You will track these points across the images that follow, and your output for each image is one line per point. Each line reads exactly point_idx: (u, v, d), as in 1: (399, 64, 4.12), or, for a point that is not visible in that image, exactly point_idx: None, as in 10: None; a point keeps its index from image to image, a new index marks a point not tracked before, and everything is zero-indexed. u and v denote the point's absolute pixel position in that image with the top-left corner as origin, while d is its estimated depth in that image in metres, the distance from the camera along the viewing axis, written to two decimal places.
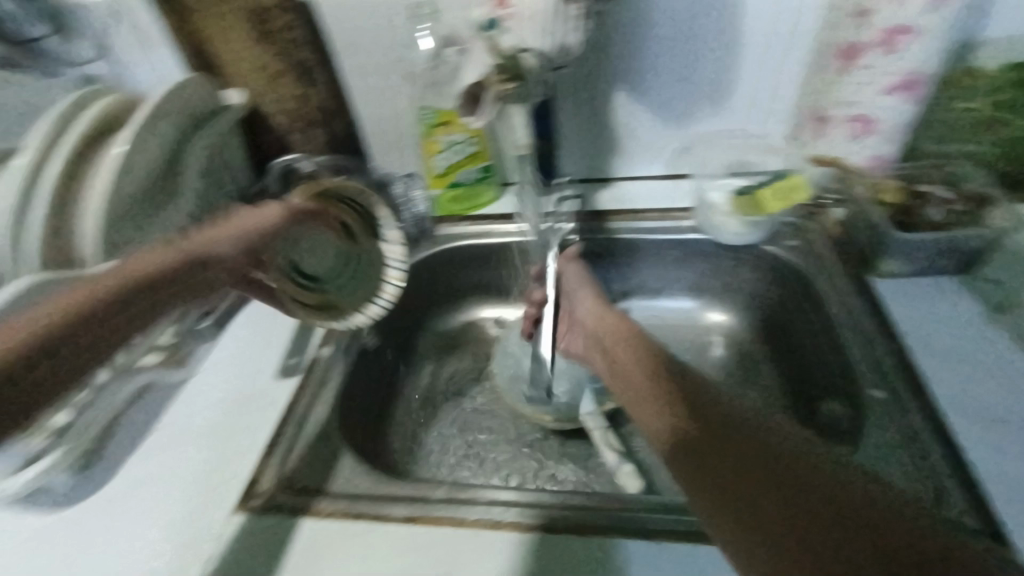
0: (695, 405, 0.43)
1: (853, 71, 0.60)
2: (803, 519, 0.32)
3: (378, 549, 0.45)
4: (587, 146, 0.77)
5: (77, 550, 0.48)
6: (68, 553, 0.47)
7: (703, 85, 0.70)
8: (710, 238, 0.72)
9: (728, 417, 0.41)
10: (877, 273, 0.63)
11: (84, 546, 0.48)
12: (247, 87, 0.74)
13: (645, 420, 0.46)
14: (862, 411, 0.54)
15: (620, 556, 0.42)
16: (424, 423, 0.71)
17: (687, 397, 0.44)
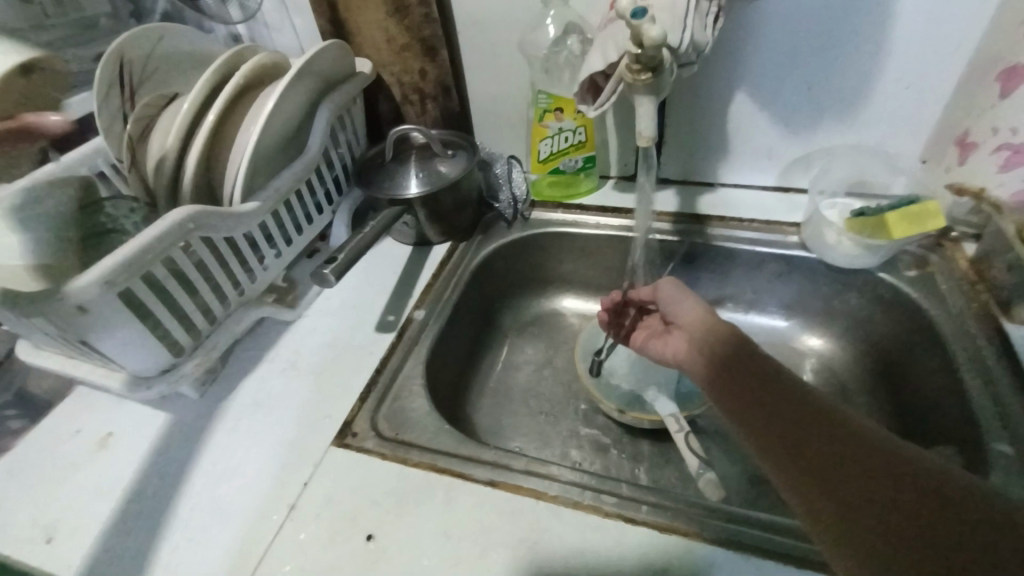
0: (806, 428, 0.40)
1: (1012, 98, 0.54)
2: None
3: (460, 505, 0.49)
4: (696, 146, 0.75)
5: (212, 454, 0.56)
6: (205, 455, 0.56)
7: (837, 93, 0.65)
8: (818, 257, 0.68)
9: (847, 445, 0.38)
10: (1012, 320, 0.56)
11: (216, 453, 0.56)
12: (374, 57, 0.78)
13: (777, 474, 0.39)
14: (976, 466, 0.49)
15: (699, 558, 0.43)
16: (498, 395, 0.74)
17: (828, 446, 0.38)
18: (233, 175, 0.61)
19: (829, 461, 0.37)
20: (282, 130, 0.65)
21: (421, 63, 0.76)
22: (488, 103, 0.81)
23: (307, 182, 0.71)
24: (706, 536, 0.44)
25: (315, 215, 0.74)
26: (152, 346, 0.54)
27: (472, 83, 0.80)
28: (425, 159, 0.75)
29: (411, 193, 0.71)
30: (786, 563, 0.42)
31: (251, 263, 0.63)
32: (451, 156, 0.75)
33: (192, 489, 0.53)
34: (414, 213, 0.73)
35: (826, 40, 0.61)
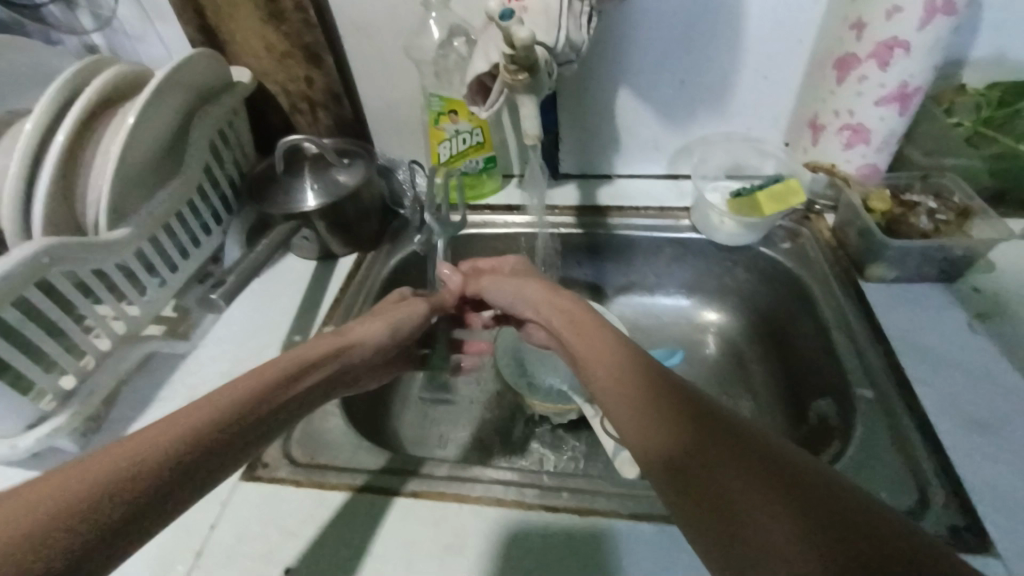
0: (649, 385, 0.40)
1: (849, 82, 0.61)
2: (763, 496, 0.30)
3: (383, 523, 0.48)
4: (589, 141, 0.78)
5: None
6: None
7: (706, 87, 0.70)
8: (706, 238, 0.74)
9: (714, 424, 0.35)
10: (866, 278, 0.64)
11: None
12: (255, 66, 0.74)
13: (622, 422, 0.39)
14: (850, 411, 0.55)
15: (617, 535, 0.45)
16: (420, 405, 0.73)
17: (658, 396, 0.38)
18: (98, 200, 0.55)
19: (748, 493, 0.30)
20: (154, 147, 0.60)
21: (306, 70, 0.74)
22: (382, 109, 0.80)
23: (191, 201, 0.66)
24: (622, 512, 0.47)
25: (202, 238, 0.68)
26: (11, 403, 0.49)
27: (362, 88, 0.78)
28: (319, 170, 0.72)
29: (309, 207, 0.68)
30: None
31: (129, 295, 0.58)
32: (347, 164, 0.73)
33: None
34: (312, 227, 0.70)
35: (692, 36, 0.66)
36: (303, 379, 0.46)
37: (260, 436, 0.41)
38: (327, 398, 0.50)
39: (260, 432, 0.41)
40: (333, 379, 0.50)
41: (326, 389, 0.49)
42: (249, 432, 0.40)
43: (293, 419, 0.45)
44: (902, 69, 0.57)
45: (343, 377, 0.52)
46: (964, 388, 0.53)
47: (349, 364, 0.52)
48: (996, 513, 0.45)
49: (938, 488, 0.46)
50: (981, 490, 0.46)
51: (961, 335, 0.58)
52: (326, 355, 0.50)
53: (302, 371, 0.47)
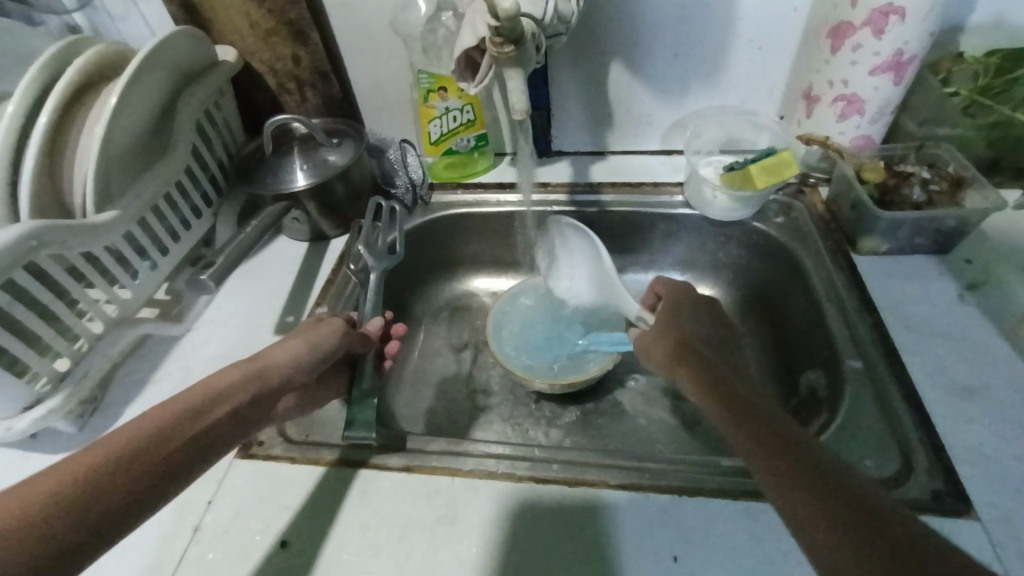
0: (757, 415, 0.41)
1: (844, 52, 0.60)
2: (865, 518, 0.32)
3: (376, 496, 0.49)
4: (581, 117, 0.77)
5: None
6: None
7: (698, 59, 0.69)
8: (700, 213, 0.73)
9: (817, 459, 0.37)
10: (859, 251, 0.64)
11: None
12: (240, 45, 0.73)
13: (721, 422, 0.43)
14: (839, 382, 0.56)
15: (605, 505, 0.46)
16: (415, 383, 0.74)
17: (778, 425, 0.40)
18: (83, 182, 0.55)
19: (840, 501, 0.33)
20: (138, 128, 0.59)
21: (293, 48, 0.73)
22: (371, 87, 0.79)
23: (179, 184, 0.66)
24: (612, 483, 0.47)
25: (192, 220, 0.68)
26: (7, 386, 0.50)
27: (350, 67, 0.77)
28: (309, 150, 0.71)
29: (298, 186, 0.67)
30: (681, 495, 0.46)
31: (120, 279, 0.58)
32: (337, 144, 0.72)
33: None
34: (302, 207, 0.70)
35: (685, 7, 0.64)
36: (199, 424, 0.42)
37: (149, 498, 0.37)
38: (247, 436, 0.46)
39: (151, 492, 0.38)
40: (243, 414, 0.45)
41: (239, 426, 0.45)
42: (130, 495, 0.36)
43: (199, 468, 0.41)
44: (897, 36, 0.56)
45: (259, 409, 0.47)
46: (954, 357, 0.54)
47: (263, 392, 0.47)
48: (979, 478, 0.45)
49: (924, 455, 0.47)
50: (966, 455, 0.47)
51: (952, 306, 0.58)
52: (233, 385, 0.46)
53: (198, 415, 0.42)
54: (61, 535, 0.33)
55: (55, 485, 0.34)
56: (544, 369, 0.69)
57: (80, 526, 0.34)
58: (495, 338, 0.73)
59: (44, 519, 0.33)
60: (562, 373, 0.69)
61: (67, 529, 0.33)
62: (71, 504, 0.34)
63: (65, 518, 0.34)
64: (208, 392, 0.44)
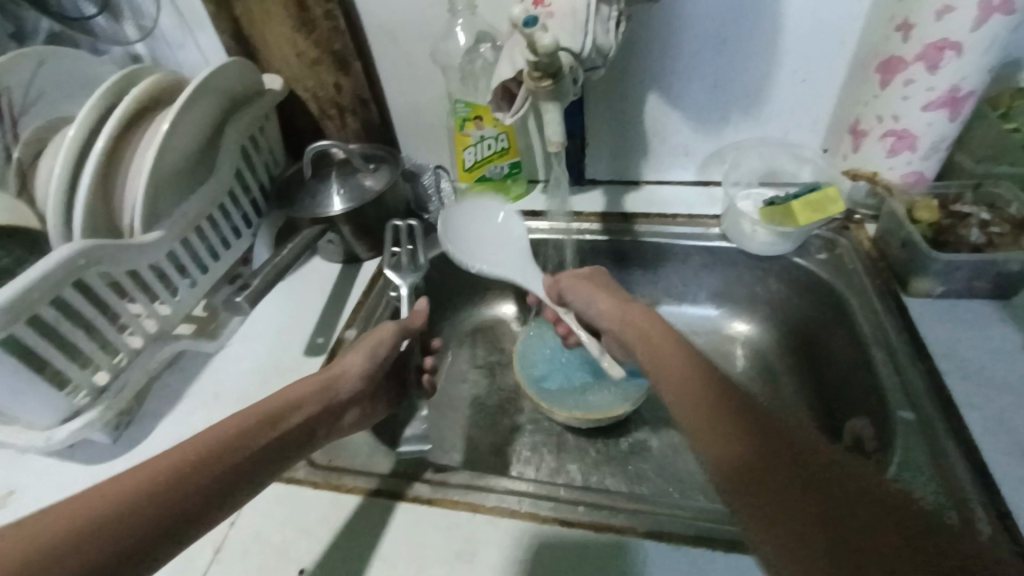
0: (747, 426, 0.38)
1: (893, 86, 0.58)
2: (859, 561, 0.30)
3: (395, 527, 0.48)
4: (616, 146, 0.76)
5: None
6: None
7: (738, 92, 0.68)
8: (737, 246, 0.71)
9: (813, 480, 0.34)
10: (909, 292, 0.60)
11: None
12: (286, 72, 0.76)
13: (696, 433, 0.39)
14: (887, 434, 0.52)
15: (632, 555, 0.44)
16: (440, 408, 0.73)
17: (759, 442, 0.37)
18: (132, 202, 0.57)
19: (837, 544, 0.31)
20: (187, 151, 0.62)
21: (335, 77, 0.75)
22: (408, 114, 0.80)
23: (222, 204, 0.68)
24: (640, 530, 0.45)
25: (232, 240, 0.70)
26: (49, 398, 0.51)
27: (390, 94, 0.79)
28: (346, 174, 0.72)
29: (335, 211, 0.69)
30: (714, 549, 0.43)
31: (161, 296, 0.60)
32: (373, 169, 0.73)
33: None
34: (337, 230, 0.71)
35: (725, 39, 0.63)
36: (264, 435, 0.43)
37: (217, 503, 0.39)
38: (307, 447, 0.47)
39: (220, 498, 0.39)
40: (298, 433, 0.46)
41: (294, 445, 0.46)
42: (202, 498, 0.38)
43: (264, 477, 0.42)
44: (952, 71, 0.54)
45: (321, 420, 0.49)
46: (1018, 413, 0.49)
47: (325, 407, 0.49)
48: None
49: (986, 520, 0.43)
50: None
51: (1016, 356, 0.54)
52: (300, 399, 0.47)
53: (262, 428, 0.43)
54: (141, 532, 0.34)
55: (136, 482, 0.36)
56: (569, 392, 0.69)
57: (157, 526, 0.35)
58: (521, 364, 0.72)
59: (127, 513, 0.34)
60: (588, 393, 0.69)
61: (147, 524, 0.35)
62: (150, 502, 0.35)
63: (146, 515, 0.35)
64: (275, 402, 0.45)
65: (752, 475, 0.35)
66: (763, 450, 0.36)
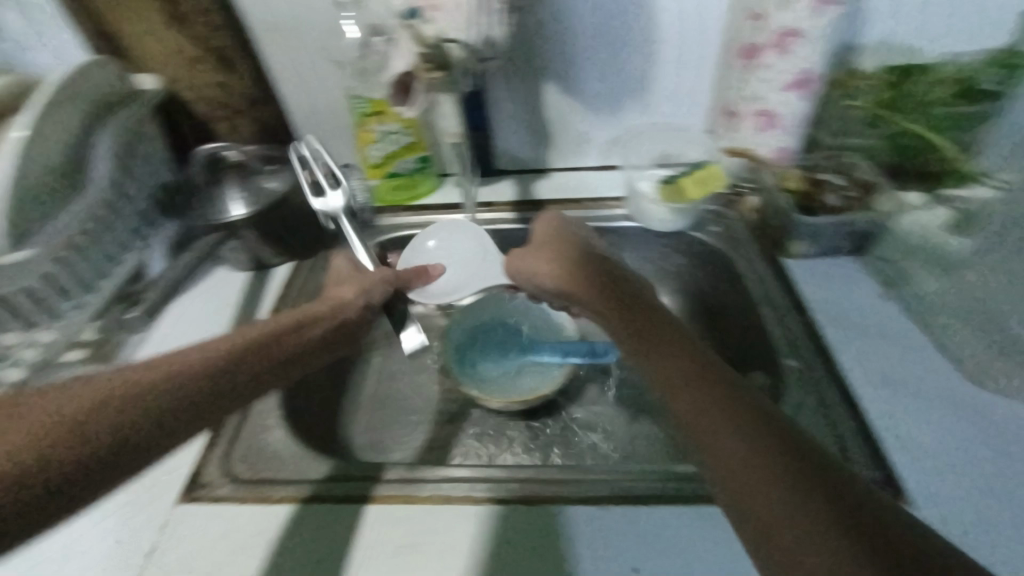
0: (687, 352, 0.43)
1: (755, 70, 0.64)
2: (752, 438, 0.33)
3: (330, 529, 0.47)
4: (521, 137, 0.79)
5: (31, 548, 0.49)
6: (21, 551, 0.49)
7: (626, 81, 0.72)
8: (641, 225, 0.76)
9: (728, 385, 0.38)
10: (788, 255, 0.68)
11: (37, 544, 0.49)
12: (165, 73, 0.71)
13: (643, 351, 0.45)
14: (779, 381, 0.58)
15: (563, 521, 0.46)
16: (370, 410, 0.72)
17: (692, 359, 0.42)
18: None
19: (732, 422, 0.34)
20: (53, 161, 0.56)
21: (219, 75, 0.71)
22: (307, 113, 0.77)
23: (103, 218, 0.62)
24: (570, 496, 0.48)
25: (121, 256, 0.66)
26: None
27: (284, 93, 0.76)
28: (244, 178, 0.70)
29: (234, 217, 0.65)
30: (637, 503, 0.47)
31: (38, 320, 0.55)
32: (273, 170, 0.71)
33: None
34: (239, 237, 0.68)
35: (608, 31, 0.67)
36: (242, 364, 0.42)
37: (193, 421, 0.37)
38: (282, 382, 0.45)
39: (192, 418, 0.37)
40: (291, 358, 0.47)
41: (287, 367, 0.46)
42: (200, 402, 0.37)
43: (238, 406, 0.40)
44: (801, 55, 0.61)
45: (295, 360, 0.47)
46: (878, 349, 0.57)
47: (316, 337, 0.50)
48: (912, 463, 0.48)
49: (859, 443, 0.49)
50: (901, 440, 0.49)
51: (874, 302, 0.62)
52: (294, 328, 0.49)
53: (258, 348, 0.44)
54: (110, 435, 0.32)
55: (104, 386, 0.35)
56: (500, 378, 0.71)
57: (127, 431, 0.33)
58: (450, 359, 0.72)
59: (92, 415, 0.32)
60: (517, 375, 0.71)
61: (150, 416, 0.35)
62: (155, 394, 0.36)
63: (115, 420, 0.33)
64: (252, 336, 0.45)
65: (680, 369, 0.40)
66: (693, 362, 0.41)
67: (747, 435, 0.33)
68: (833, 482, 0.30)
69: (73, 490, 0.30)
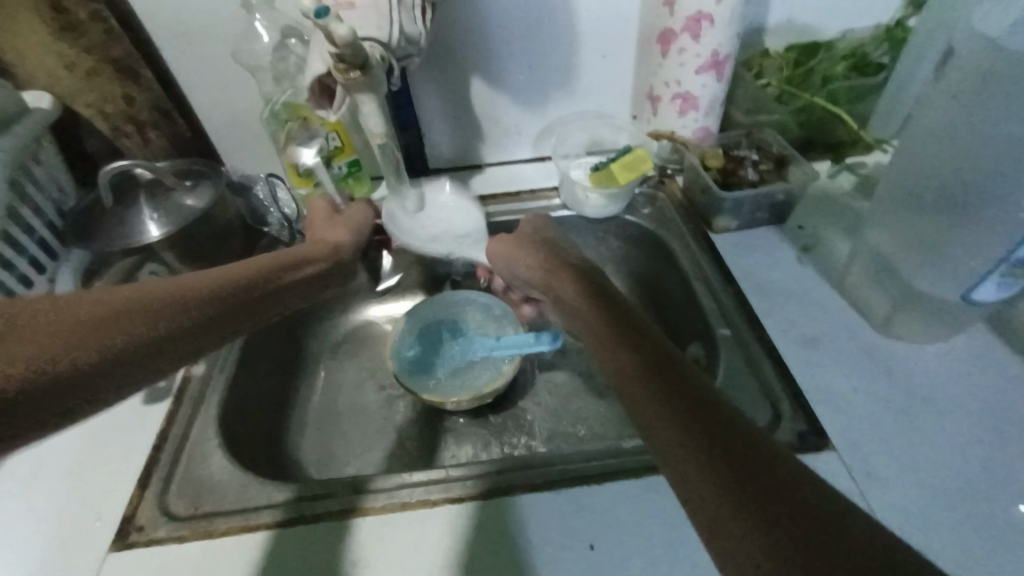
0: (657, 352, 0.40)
1: (671, 55, 0.66)
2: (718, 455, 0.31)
3: (283, 556, 0.45)
4: (453, 134, 0.78)
5: None
6: None
7: (551, 72, 0.73)
8: (577, 213, 0.77)
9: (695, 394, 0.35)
10: (714, 230, 0.71)
11: None
12: (57, 88, 0.65)
13: (604, 351, 0.43)
14: (714, 349, 0.61)
15: (520, 511, 0.47)
16: (320, 425, 0.70)
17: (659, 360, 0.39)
18: None
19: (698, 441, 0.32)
20: None
21: (122, 88, 0.66)
22: (224, 123, 0.74)
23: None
24: (525, 484, 0.48)
25: (21, 291, 0.60)
26: None
27: (195, 102, 0.71)
28: (157, 196, 0.64)
29: (151, 237, 0.61)
30: (590, 482, 0.48)
31: None
32: (190, 185, 0.66)
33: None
34: (159, 259, 0.64)
35: (528, 21, 0.67)
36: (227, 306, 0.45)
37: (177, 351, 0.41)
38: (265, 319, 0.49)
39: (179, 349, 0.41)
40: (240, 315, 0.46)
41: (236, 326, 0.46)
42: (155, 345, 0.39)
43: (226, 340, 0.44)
44: (711, 38, 0.64)
45: (276, 299, 0.51)
46: (800, 311, 0.62)
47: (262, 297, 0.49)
48: (833, 414, 0.52)
49: (788, 403, 0.53)
50: (821, 395, 0.54)
51: (794, 267, 0.66)
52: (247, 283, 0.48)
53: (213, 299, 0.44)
54: (100, 351, 0.36)
55: (94, 306, 0.38)
56: (448, 374, 0.70)
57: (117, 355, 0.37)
58: (393, 352, 0.72)
59: (86, 331, 0.36)
60: (466, 373, 0.70)
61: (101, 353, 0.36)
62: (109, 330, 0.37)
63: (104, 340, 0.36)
64: (238, 276, 0.48)
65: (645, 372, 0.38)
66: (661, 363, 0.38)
67: (676, 425, 0.33)
68: (756, 454, 0.31)
69: (68, 405, 0.34)
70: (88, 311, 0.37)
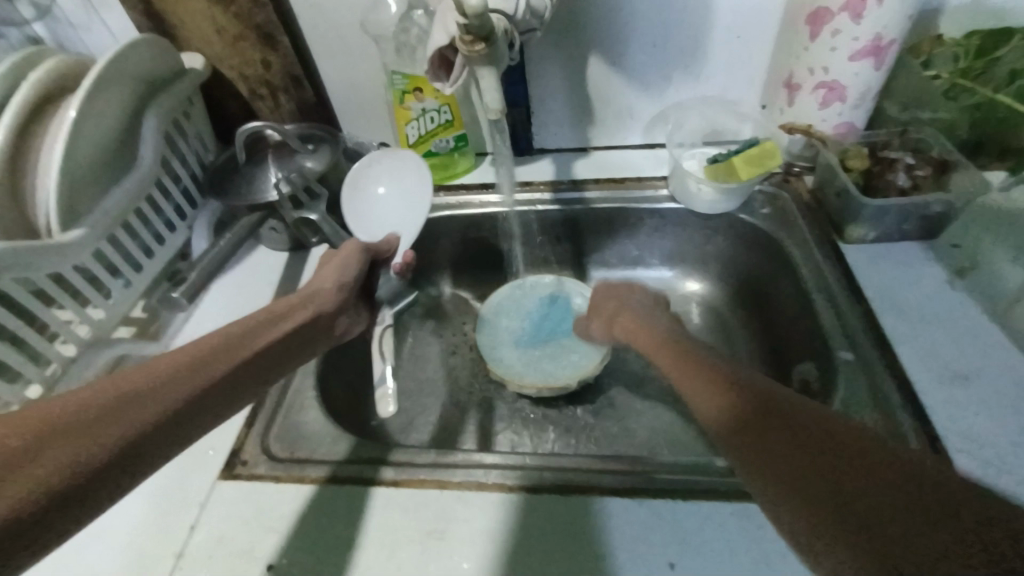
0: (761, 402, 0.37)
1: (822, 37, 0.59)
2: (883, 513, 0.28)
3: (366, 513, 0.47)
4: (562, 114, 0.76)
5: None
6: None
7: (678, 53, 0.68)
8: (685, 207, 0.72)
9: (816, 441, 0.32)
10: (844, 239, 0.63)
11: None
12: (208, 52, 0.71)
13: (702, 406, 0.41)
14: (830, 373, 0.55)
15: (597, 515, 0.45)
16: (403, 391, 0.73)
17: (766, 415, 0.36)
18: (47, 200, 0.52)
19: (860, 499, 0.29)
20: (102, 143, 0.57)
21: (262, 54, 0.71)
22: (345, 91, 0.77)
23: (149, 197, 0.64)
24: (604, 488, 0.47)
25: (166, 234, 0.67)
26: None
27: (322, 69, 0.75)
28: (283, 158, 0.69)
29: (273, 197, 0.65)
30: (674, 498, 0.45)
31: (93, 299, 0.57)
32: (312, 150, 0.70)
33: (64, 549, 0.49)
34: (279, 217, 0.68)
35: None
36: (215, 368, 0.43)
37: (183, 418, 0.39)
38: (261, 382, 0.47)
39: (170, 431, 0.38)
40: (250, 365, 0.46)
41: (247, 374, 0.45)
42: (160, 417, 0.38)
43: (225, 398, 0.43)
44: (875, 19, 0.55)
45: (273, 359, 0.49)
46: (947, 343, 0.53)
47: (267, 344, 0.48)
48: (976, 469, 0.45)
49: (918, 446, 0.46)
50: (962, 444, 0.46)
51: (943, 292, 0.57)
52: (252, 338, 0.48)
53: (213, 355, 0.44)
54: (94, 450, 0.34)
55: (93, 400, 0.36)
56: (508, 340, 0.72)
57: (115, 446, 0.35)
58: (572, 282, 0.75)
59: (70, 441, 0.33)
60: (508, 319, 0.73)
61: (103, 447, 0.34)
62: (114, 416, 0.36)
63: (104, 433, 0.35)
64: (225, 338, 0.46)
65: (758, 427, 0.35)
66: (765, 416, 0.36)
67: (835, 528, 0.29)
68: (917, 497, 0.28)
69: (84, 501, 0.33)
70: (77, 407, 0.35)
